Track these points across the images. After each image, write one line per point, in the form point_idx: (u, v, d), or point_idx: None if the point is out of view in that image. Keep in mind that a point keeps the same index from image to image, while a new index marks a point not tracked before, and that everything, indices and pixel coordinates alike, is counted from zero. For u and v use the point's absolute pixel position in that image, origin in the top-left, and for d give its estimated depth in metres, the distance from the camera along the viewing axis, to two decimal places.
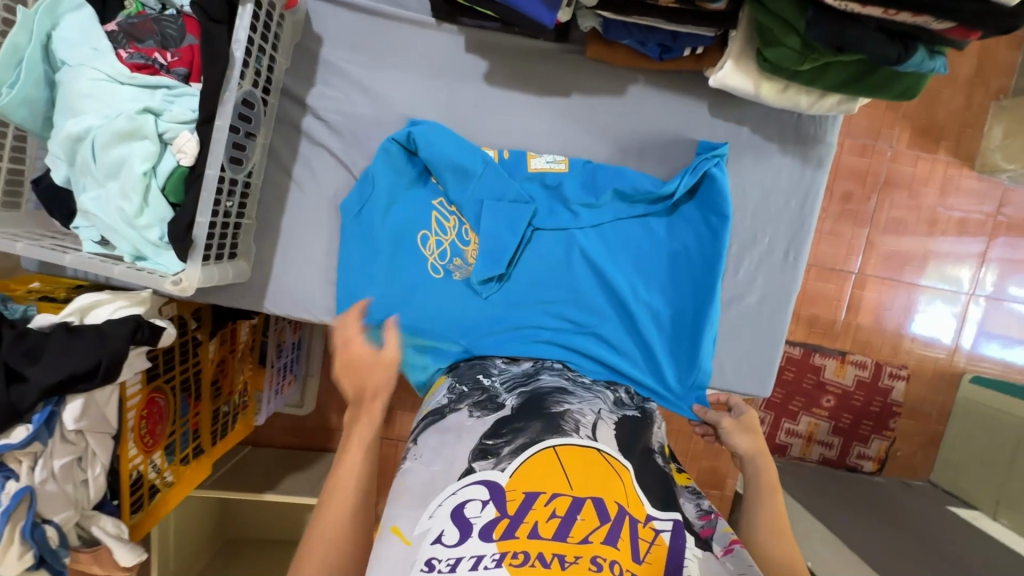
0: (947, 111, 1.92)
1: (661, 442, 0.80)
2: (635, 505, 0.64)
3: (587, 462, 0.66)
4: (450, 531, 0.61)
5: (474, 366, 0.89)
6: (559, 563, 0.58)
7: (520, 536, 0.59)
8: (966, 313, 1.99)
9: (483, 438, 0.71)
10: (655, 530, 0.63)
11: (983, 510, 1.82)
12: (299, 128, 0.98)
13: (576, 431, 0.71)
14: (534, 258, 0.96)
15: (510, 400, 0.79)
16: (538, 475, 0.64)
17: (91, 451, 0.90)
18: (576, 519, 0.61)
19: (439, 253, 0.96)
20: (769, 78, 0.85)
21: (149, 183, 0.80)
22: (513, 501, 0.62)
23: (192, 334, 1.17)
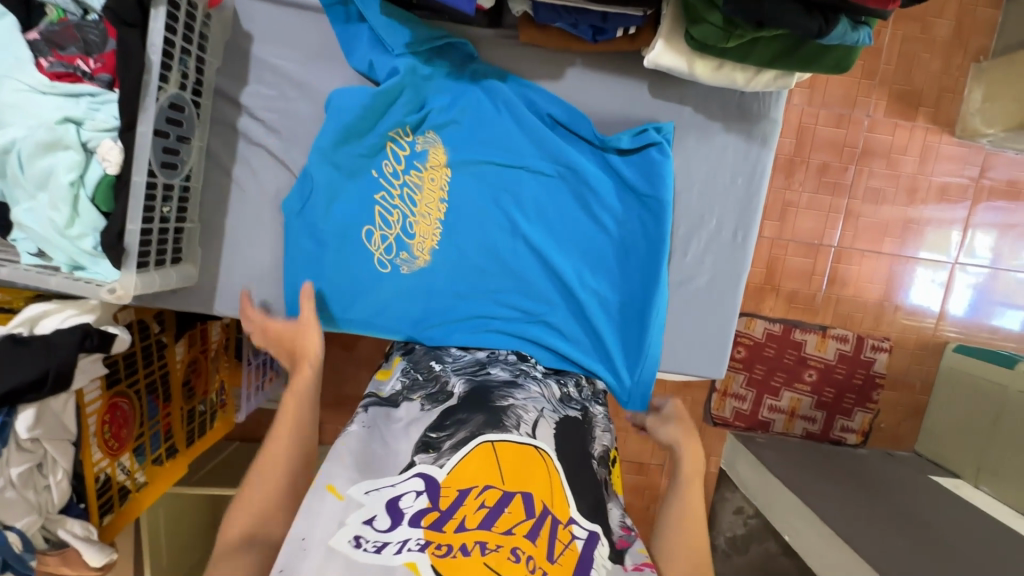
0: (926, 75, 1.87)
1: (604, 448, 0.83)
2: (560, 506, 0.66)
3: (521, 458, 0.69)
4: (382, 517, 0.62)
5: (430, 354, 0.93)
6: (479, 551, 0.59)
7: (446, 530, 0.61)
8: (951, 279, 1.97)
9: (428, 431, 0.74)
10: (571, 535, 0.64)
11: (965, 478, 1.81)
12: (236, 128, 0.97)
13: (516, 427, 0.74)
14: (481, 248, 0.96)
15: (458, 388, 0.83)
16: (477, 467, 0.67)
17: (51, 457, 0.93)
18: (503, 511, 0.63)
19: (385, 247, 0.96)
20: (701, 57, 0.83)
21: (78, 193, 0.80)
22: (446, 496, 0.64)
23: (155, 337, 1.18)
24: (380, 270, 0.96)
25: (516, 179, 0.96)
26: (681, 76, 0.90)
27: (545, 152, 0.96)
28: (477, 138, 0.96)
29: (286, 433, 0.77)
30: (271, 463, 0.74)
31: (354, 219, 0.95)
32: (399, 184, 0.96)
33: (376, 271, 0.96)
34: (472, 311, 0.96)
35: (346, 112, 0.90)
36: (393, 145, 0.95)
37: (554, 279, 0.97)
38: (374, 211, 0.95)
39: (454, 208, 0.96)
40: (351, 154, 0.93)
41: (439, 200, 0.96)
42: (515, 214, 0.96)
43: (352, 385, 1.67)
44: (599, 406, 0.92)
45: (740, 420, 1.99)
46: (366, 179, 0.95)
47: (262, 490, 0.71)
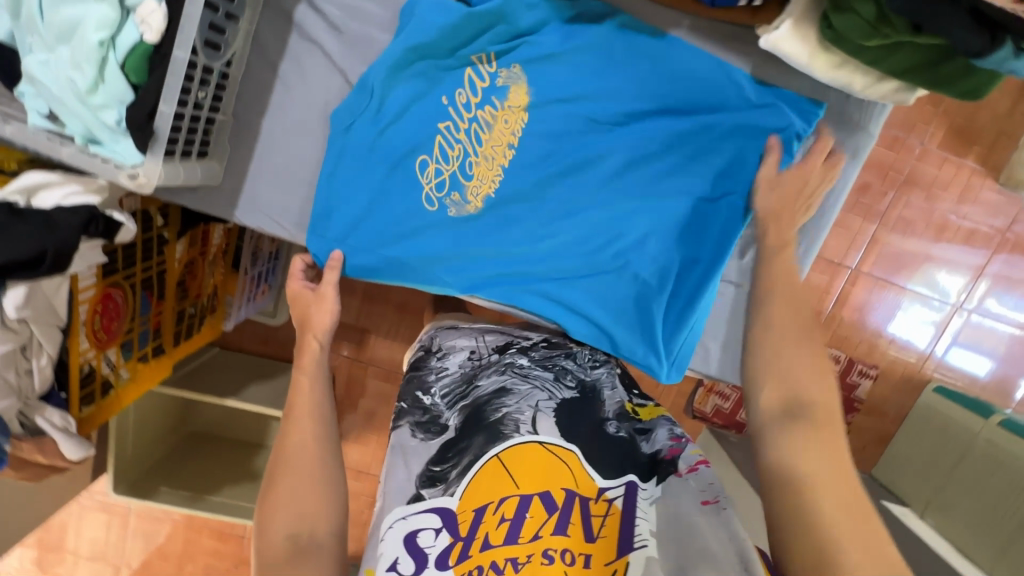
0: (989, 115, 1.82)
1: (618, 406, 0.81)
2: (585, 484, 0.67)
3: (531, 461, 0.68)
4: (405, 560, 0.64)
5: (410, 382, 0.86)
6: (511, 568, 0.61)
7: (474, 554, 0.63)
8: (947, 321, 1.98)
9: (430, 464, 0.73)
10: (607, 501, 0.66)
11: (912, 508, 1.91)
12: (291, 18, 0.85)
13: (515, 432, 0.71)
14: (541, 202, 0.89)
15: (453, 420, 0.78)
16: (485, 487, 0.67)
17: (36, 340, 0.86)
18: (525, 518, 0.64)
19: (437, 183, 0.88)
20: (826, 51, 0.75)
21: (106, 56, 0.69)
22: (464, 523, 0.65)
23: (157, 231, 1.09)
24: (426, 207, 0.89)
25: (597, 135, 0.88)
26: (791, 66, 0.82)
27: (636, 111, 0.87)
28: (564, 84, 0.86)
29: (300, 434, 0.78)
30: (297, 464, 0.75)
31: (412, 145, 0.87)
32: (468, 117, 0.87)
33: (422, 207, 0.89)
34: (518, 265, 0.92)
35: (430, 19, 0.81)
36: (471, 73, 0.86)
37: (610, 252, 0.90)
38: (434, 141, 0.87)
39: (521, 156, 0.88)
40: (423, 75, 0.85)
41: (507, 146, 0.88)
42: (588, 173, 0.88)
43: (349, 314, 1.61)
44: (598, 369, 0.90)
45: (719, 417, 2.01)
46: (435, 104, 0.86)
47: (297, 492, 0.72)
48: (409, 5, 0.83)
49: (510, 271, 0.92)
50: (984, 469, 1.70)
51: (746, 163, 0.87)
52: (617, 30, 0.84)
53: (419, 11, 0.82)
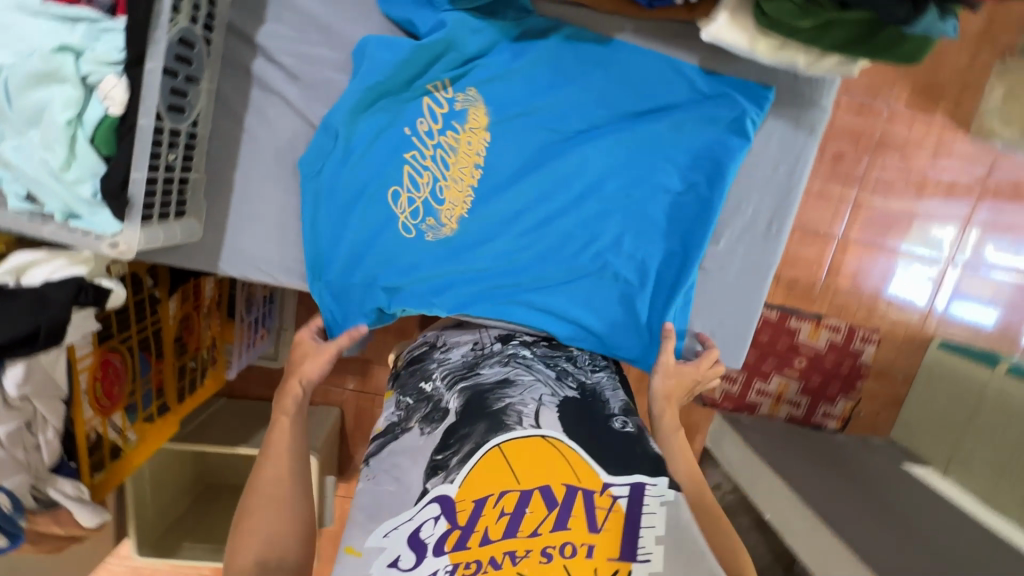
0: (951, 69, 1.84)
1: (622, 403, 0.80)
2: (588, 478, 0.63)
3: (533, 452, 0.66)
4: (406, 555, 0.61)
5: (415, 373, 0.87)
6: (510, 562, 0.59)
7: (472, 546, 0.60)
8: (943, 276, 1.99)
9: (433, 454, 0.70)
10: (611, 497, 0.62)
11: (934, 467, 1.89)
12: (249, 72, 0.88)
13: (518, 424, 0.70)
14: (515, 214, 0.92)
15: (454, 403, 0.77)
16: (487, 477, 0.64)
17: (41, 415, 0.88)
18: (525, 512, 0.61)
19: (411, 210, 0.90)
20: (765, 34, 0.77)
21: (75, 133, 0.72)
22: (464, 512, 0.63)
23: (148, 292, 1.11)
24: (404, 235, 0.90)
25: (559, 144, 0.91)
26: (736, 53, 0.84)
27: (594, 116, 0.90)
28: (522, 99, 0.89)
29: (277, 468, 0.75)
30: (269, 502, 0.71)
31: (382, 177, 0.89)
32: (432, 144, 0.89)
33: (400, 235, 0.91)
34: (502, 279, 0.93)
35: (383, 55, 0.84)
36: (430, 101, 0.89)
37: (590, 252, 0.93)
38: (403, 171, 0.89)
39: (491, 172, 0.92)
40: (383, 110, 0.88)
41: (473, 165, 0.91)
42: (558, 181, 0.91)
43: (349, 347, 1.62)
44: (598, 373, 0.89)
45: (728, 402, 2.05)
46: (400, 135, 0.89)
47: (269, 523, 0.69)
48: (358, 46, 0.85)
49: (496, 286, 0.93)
50: (999, 419, 1.70)
51: (704, 152, 0.91)
52: (564, 42, 0.88)
53: (369, 51, 0.84)
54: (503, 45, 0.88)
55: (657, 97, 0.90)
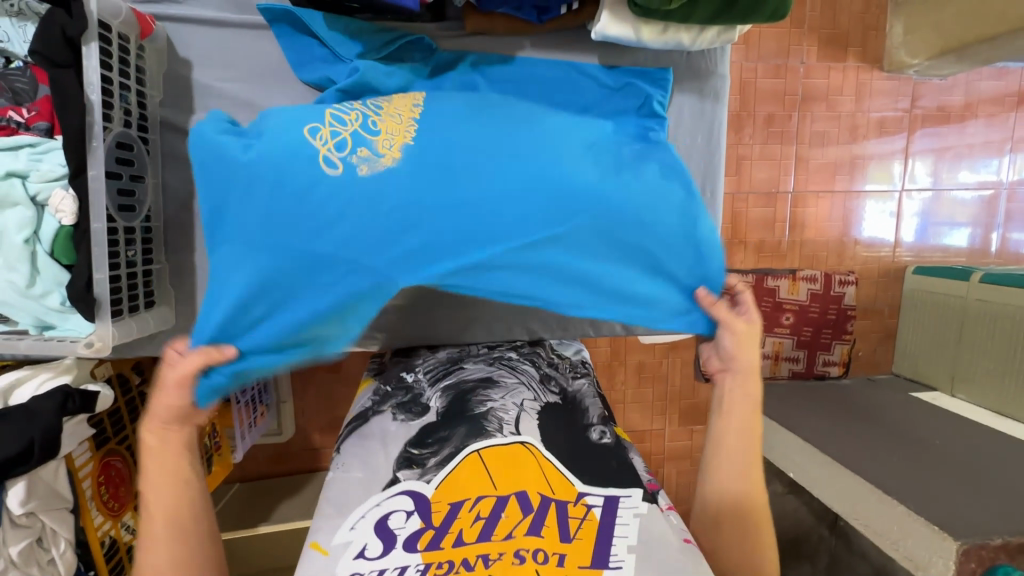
0: (850, 16, 1.95)
1: (601, 409, 0.83)
2: (562, 489, 0.68)
3: (511, 457, 0.70)
4: (373, 544, 0.62)
5: (398, 366, 0.92)
6: (482, 564, 0.61)
7: (444, 547, 0.62)
8: (901, 207, 2.06)
9: (409, 446, 0.73)
10: (586, 506, 0.66)
11: (942, 389, 1.92)
12: (189, 158, 0.93)
13: (499, 430, 0.74)
14: (455, 154, 0.75)
15: (435, 400, 0.81)
16: (465, 478, 0.68)
17: (50, 529, 0.89)
18: (500, 517, 0.65)
19: (333, 145, 0.74)
20: (647, 22, 0.85)
21: (35, 249, 0.76)
22: (438, 512, 0.65)
23: (137, 390, 1.14)
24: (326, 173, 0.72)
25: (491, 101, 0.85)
26: (628, 45, 0.92)
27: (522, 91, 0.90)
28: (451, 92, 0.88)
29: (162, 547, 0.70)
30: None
31: (295, 142, 0.74)
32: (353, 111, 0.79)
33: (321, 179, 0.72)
34: (462, 202, 0.72)
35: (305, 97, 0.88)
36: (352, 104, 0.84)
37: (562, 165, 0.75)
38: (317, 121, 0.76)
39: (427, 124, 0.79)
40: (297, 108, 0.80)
41: (408, 115, 0.80)
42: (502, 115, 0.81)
43: None
44: (579, 378, 0.92)
45: None
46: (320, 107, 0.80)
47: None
48: (273, 112, 0.89)
49: (457, 211, 0.73)
50: (985, 328, 1.73)
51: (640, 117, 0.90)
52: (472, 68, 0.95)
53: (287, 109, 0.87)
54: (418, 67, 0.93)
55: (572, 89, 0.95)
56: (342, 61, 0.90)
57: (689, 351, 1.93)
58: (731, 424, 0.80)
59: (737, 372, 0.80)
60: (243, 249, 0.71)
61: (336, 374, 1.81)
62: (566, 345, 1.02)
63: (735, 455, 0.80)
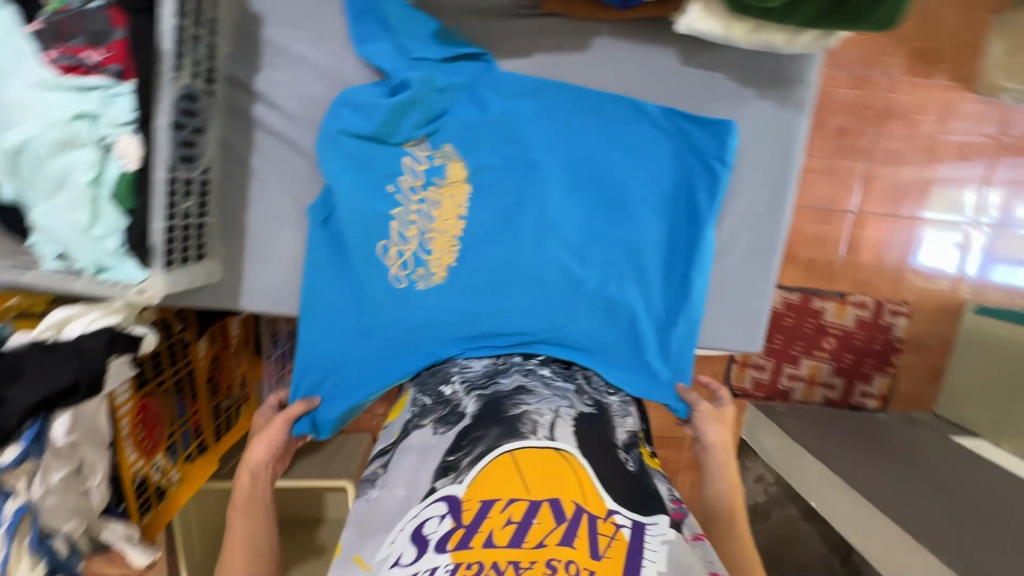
0: (946, 30, 1.81)
1: (627, 435, 0.81)
2: (594, 501, 0.65)
3: (544, 462, 0.67)
4: (408, 550, 0.63)
5: (436, 373, 0.90)
6: (514, 570, 0.59)
7: (474, 546, 0.61)
8: (968, 240, 1.93)
9: (445, 455, 0.72)
10: (615, 525, 0.64)
11: (985, 437, 1.78)
12: (251, 117, 0.93)
13: (534, 433, 0.72)
14: (496, 271, 0.92)
15: (470, 407, 0.80)
16: (497, 482, 0.66)
17: (88, 461, 0.91)
18: (532, 523, 0.62)
19: (401, 262, 0.92)
20: (738, 19, 0.79)
21: (98, 191, 0.77)
22: (470, 510, 0.64)
23: (178, 336, 1.16)
24: (394, 287, 0.92)
25: (534, 189, 0.92)
26: (712, 41, 0.87)
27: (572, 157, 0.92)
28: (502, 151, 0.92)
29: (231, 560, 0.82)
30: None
31: (369, 252, 0.91)
32: (417, 200, 0.92)
33: (391, 288, 0.92)
34: (499, 317, 0.92)
35: (362, 97, 0.88)
36: (409, 160, 0.92)
37: (579, 289, 0.93)
38: (391, 228, 0.91)
39: (473, 225, 0.93)
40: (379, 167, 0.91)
41: (458, 217, 0.92)
42: (541, 222, 0.92)
43: None
44: (613, 395, 0.90)
45: (761, 390, 1.99)
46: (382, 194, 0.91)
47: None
48: (322, 134, 0.89)
49: (494, 320, 0.92)
50: None
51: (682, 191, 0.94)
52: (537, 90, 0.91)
53: (344, 114, 0.89)
54: (464, 99, 0.91)
55: (628, 145, 0.92)
56: (399, 65, 0.87)
57: None
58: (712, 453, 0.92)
59: (711, 445, 0.93)
60: (333, 336, 0.94)
61: None
62: None
63: (719, 478, 0.90)
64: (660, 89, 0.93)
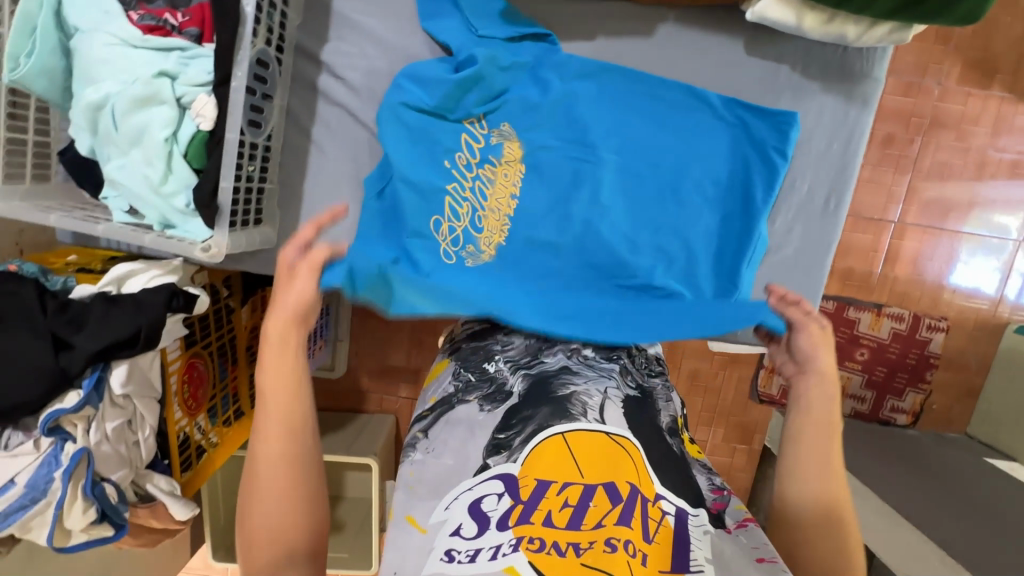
0: (1004, 41, 1.76)
1: (671, 417, 0.81)
2: (645, 484, 0.65)
3: (595, 446, 0.67)
4: (468, 524, 0.61)
5: (477, 349, 0.91)
6: (573, 552, 0.58)
7: (535, 522, 0.60)
8: (1012, 261, 1.87)
9: (495, 432, 0.72)
10: (661, 511, 0.63)
11: (1021, 461, 1.74)
12: (315, 87, 0.94)
13: (583, 415, 0.71)
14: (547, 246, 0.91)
15: (516, 386, 0.80)
16: (549, 465, 0.65)
17: (139, 414, 0.94)
18: (589, 506, 0.61)
19: (451, 240, 0.88)
20: (812, 8, 0.79)
21: (171, 149, 0.80)
22: (526, 487, 0.63)
23: (224, 301, 1.19)
24: (445, 261, 0.86)
25: (588, 169, 0.91)
26: (781, 31, 0.86)
27: (627, 139, 0.92)
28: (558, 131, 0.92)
29: (267, 478, 0.66)
30: (259, 537, 0.64)
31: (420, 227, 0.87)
32: (471, 176, 0.90)
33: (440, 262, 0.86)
34: (553, 293, 0.87)
35: (424, 72, 0.90)
36: (467, 136, 0.91)
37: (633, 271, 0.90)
38: (443, 203, 0.88)
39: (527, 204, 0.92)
40: (437, 139, 0.89)
41: (511, 196, 0.91)
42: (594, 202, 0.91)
43: None
44: (654, 378, 0.90)
45: None
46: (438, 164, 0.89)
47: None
48: (383, 106, 0.89)
49: (548, 302, 0.86)
50: None
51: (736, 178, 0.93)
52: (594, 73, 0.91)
53: (407, 86, 0.90)
54: (524, 79, 0.92)
55: (686, 133, 0.92)
56: (466, 41, 0.88)
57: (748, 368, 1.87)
58: (814, 425, 0.75)
59: (817, 373, 0.79)
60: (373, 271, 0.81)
61: (392, 323, 1.85)
62: None
63: (821, 456, 0.72)
64: (722, 77, 0.92)
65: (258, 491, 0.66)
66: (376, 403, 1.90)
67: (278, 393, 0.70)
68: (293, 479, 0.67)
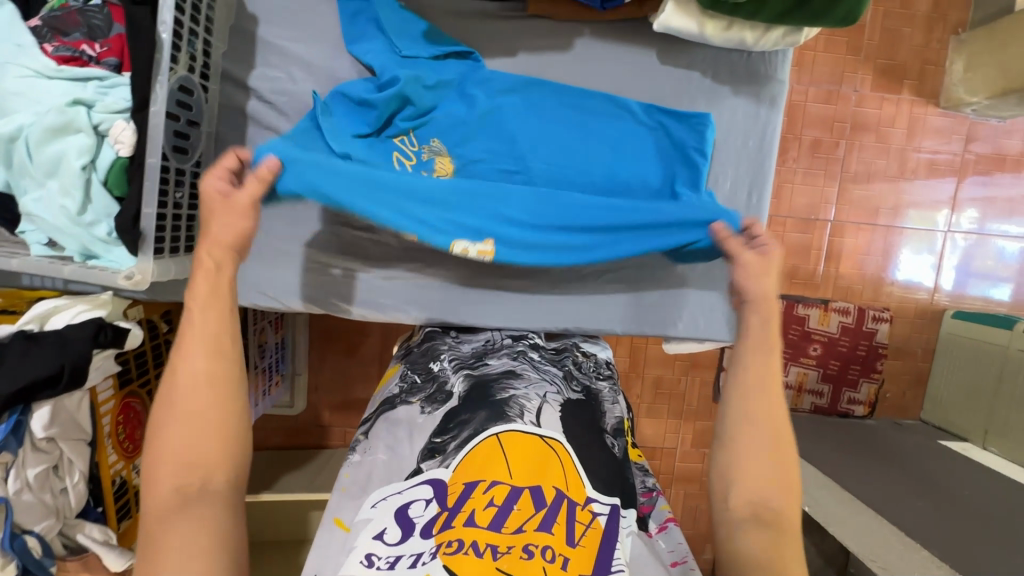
0: (909, 49, 1.85)
1: (616, 419, 0.82)
2: (575, 489, 0.64)
3: (528, 448, 0.66)
4: (392, 529, 0.61)
5: (425, 353, 0.91)
6: (492, 555, 0.57)
7: (456, 526, 0.60)
8: (943, 253, 1.94)
9: (432, 436, 0.71)
10: (592, 513, 0.63)
11: (973, 441, 1.77)
12: (244, 112, 0.95)
13: (520, 417, 0.71)
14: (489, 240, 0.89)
15: (458, 387, 0.79)
16: (479, 466, 0.65)
17: (67, 458, 0.89)
18: (512, 509, 0.61)
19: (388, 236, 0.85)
20: (711, 17, 0.84)
21: (89, 177, 0.78)
22: (453, 493, 0.63)
23: (164, 336, 1.13)
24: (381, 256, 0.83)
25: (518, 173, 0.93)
26: (688, 39, 0.91)
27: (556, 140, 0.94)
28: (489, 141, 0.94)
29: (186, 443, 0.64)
30: (172, 504, 0.63)
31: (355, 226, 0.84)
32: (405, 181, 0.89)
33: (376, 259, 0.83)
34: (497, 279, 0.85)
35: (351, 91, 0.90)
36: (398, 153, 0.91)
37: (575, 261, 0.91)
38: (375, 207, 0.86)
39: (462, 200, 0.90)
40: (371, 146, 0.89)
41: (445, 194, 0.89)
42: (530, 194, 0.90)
43: None
44: (602, 381, 0.91)
45: None
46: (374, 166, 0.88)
47: (184, 571, 0.61)
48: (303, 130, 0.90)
49: None
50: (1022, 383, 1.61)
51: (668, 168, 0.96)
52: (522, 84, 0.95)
53: (336, 108, 0.91)
54: (451, 95, 0.94)
55: (614, 137, 0.95)
56: (392, 61, 0.90)
57: (709, 372, 1.90)
58: (762, 424, 0.74)
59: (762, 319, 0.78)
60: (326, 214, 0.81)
61: (351, 354, 1.81)
62: (591, 344, 1.02)
63: (764, 423, 0.74)
64: (641, 86, 0.97)
65: (169, 460, 0.64)
66: (340, 437, 1.84)
67: (207, 358, 0.68)
68: (221, 447, 0.66)
